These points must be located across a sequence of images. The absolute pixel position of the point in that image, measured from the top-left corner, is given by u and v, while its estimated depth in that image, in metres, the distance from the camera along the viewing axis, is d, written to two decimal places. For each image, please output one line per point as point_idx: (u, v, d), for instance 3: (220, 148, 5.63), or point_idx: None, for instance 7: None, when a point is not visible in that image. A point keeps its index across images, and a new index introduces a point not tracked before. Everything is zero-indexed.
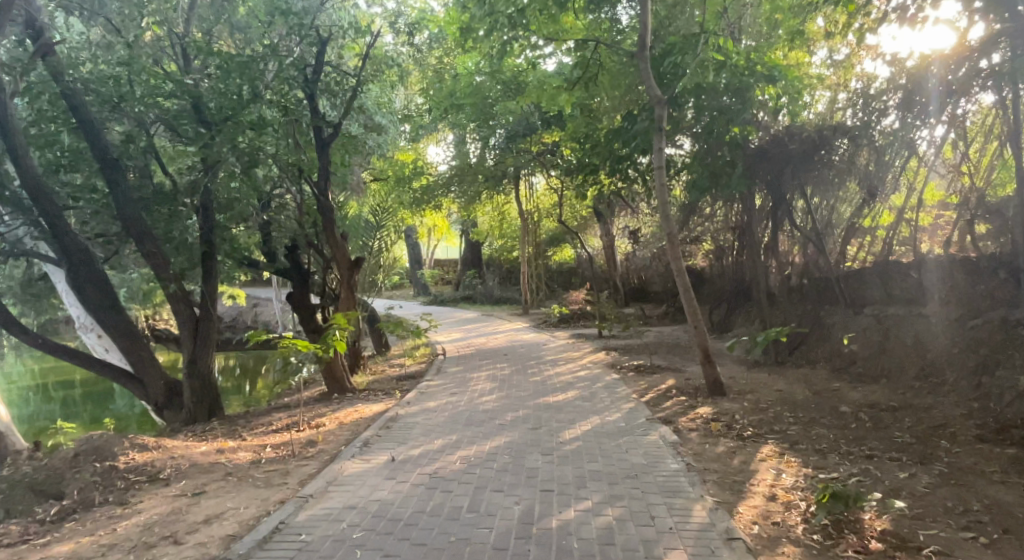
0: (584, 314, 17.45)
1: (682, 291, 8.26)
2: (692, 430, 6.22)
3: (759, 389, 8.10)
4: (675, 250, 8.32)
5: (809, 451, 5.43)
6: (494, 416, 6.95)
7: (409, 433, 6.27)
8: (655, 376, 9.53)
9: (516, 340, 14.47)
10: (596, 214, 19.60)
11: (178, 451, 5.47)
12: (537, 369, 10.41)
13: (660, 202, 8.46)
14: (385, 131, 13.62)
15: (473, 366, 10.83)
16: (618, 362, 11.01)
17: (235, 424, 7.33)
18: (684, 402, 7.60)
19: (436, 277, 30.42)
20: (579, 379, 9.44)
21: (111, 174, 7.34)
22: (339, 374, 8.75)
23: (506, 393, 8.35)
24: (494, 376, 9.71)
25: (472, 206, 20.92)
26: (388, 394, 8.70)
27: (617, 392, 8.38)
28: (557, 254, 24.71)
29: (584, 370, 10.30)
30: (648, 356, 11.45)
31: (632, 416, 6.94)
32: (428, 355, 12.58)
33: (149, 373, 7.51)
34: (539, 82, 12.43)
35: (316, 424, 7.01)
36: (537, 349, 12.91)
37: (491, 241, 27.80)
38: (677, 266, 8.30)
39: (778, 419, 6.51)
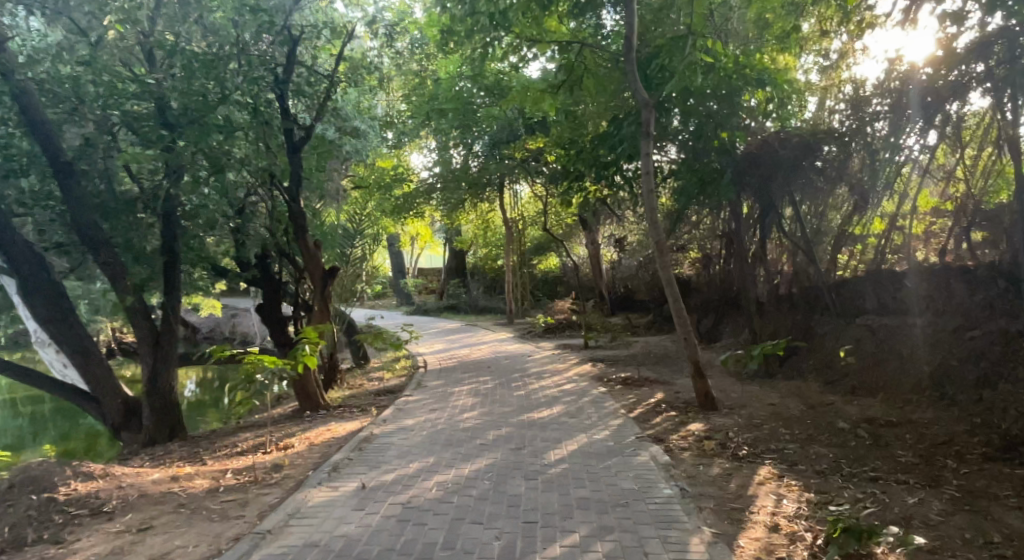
0: (569, 324, 17.11)
1: (670, 301, 7.93)
2: (684, 449, 5.86)
3: (751, 404, 7.77)
4: (662, 258, 8.00)
5: (811, 473, 5.08)
6: (475, 435, 6.54)
7: (383, 455, 5.85)
8: (644, 389, 9.18)
9: (500, 352, 14.07)
10: (581, 222, 19.33)
11: (127, 479, 5.00)
12: (521, 382, 10.01)
13: (646, 209, 8.15)
14: (365, 136, 13.23)
15: (455, 379, 10.42)
16: (605, 374, 10.65)
17: (197, 446, 6.86)
18: (675, 418, 7.25)
19: (420, 286, 29.99)
20: (565, 393, 9.05)
21: (65, 178, 6.87)
22: (311, 390, 8.30)
23: (488, 409, 7.95)
24: (476, 390, 9.30)
25: (456, 213, 20.57)
26: (364, 411, 8.27)
27: (604, 407, 8.01)
28: (543, 262, 24.40)
29: (570, 383, 9.93)
30: (636, 368, 11.09)
31: (621, 434, 6.57)
32: (408, 368, 12.15)
33: (104, 392, 7.03)
34: (522, 86, 12.15)
35: (284, 446, 6.57)
36: (521, 361, 12.51)
37: (475, 250, 27.45)
38: (664, 275, 7.97)
39: (774, 436, 6.17)
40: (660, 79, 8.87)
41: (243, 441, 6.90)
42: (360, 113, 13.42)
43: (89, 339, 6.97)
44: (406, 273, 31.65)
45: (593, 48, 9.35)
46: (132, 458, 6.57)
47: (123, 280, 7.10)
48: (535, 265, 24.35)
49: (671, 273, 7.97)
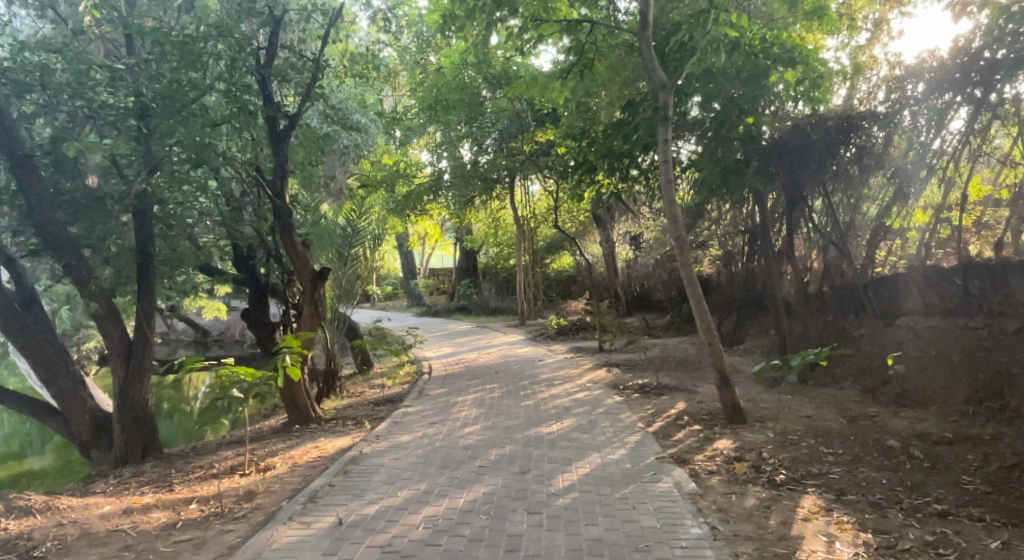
0: (583, 325, 16.38)
1: (692, 302, 7.18)
2: (712, 473, 5.11)
3: (785, 416, 6.99)
4: (684, 256, 7.23)
5: (864, 505, 4.32)
6: (475, 456, 5.85)
7: (369, 481, 5.17)
8: (663, 398, 8.44)
9: (510, 356, 13.37)
10: (595, 219, 18.61)
11: (72, 514, 4.38)
12: (530, 390, 9.31)
13: (665, 201, 7.38)
14: (366, 130, 12.63)
15: (460, 387, 9.73)
16: (621, 380, 9.91)
17: (171, 467, 6.25)
18: (699, 434, 6.50)
19: (431, 286, 29.41)
20: (577, 403, 8.33)
21: (24, 174, 6.23)
22: (301, 402, 7.65)
23: (492, 422, 7.25)
24: (481, 400, 8.62)
25: (465, 211, 19.96)
26: (358, 425, 7.60)
27: (621, 420, 7.28)
28: (556, 261, 23.69)
29: (584, 391, 9.21)
30: (655, 374, 10.34)
31: (639, 453, 5.84)
32: (412, 375, 11.50)
33: (72, 408, 6.45)
34: (531, 75, 11.49)
35: (265, 468, 5.94)
36: (532, 366, 11.80)
37: (487, 249, 26.82)
38: (685, 274, 7.22)
39: (815, 458, 5.40)
40: (680, 58, 8.09)
41: (221, 461, 6.28)
42: (359, 106, 12.81)
43: (56, 349, 6.39)
44: (417, 273, 31.09)
45: (606, 28, 8.60)
46: (98, 481, 5.97)
47: (91, 284, 6.50)
48: (548, 265, 23.66)
49: (692, 272, 7.22)
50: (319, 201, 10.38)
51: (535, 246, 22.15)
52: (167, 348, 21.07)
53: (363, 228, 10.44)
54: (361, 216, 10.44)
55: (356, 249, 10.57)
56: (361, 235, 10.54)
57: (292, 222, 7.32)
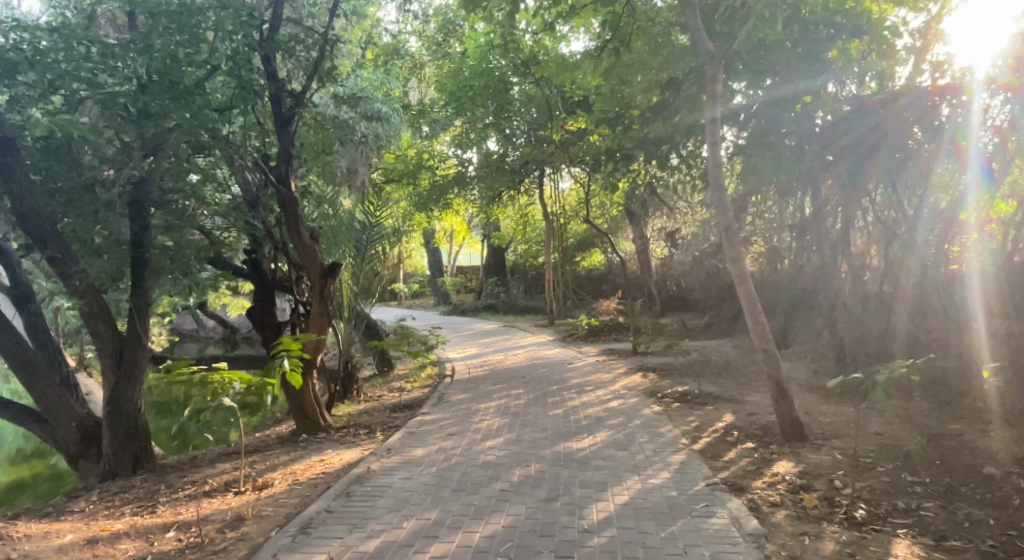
0: (616, 326, 15.55)
1: (744, 304, 6.34)
2: (776, 506, 4.31)
3: (851, 434, 6.11)
4: (734, 252, 6.41)
5: (974, 556, 3.49)
6: (496, 477, 5.12)
7: (373, 506, 4.49)
8: (707, 409, 7.61)
9: (538, 358, 12.62)
10: (628, 214, 17.77)
11: (28, 545, 3.79)
12: (560, 398, 8.56)
13: (713, 190, 6.55)
14: (387, 119, 12.02)
15: (483, 393, 9.02)
16: (658, 387, 9.10)
17: (163, 481, 5.66)
18: (753, 454, 5.68)
19: (458, 285, 28.86)
20: (612, 413, 7.56)
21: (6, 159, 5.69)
22: (309, 408, 7.00)
23: (518, 434, 6.53)
24: (506, 408, 7.91)
25: (492, 206, 19.29)
26: (370, 435, 6.93)
27: (661, 434, 6.50)
28: (587, 259, 22.90)
29: (618, 399, 8.43)
30: (696, 381, 9.50)
31: (686, 477, 5.05)
32: (434, 378, 10.86)
33: (58, 416, 5.95)
34: (561, 59, 10.75)
35: (262, 485, 5.32)
36: (561, 370, 11.06)
37: (515, 246, 26.12)
38: (736, 273, 6.40)
39: (898, 489, 4.56)
40: (729, 29, 7.24)
41: (217, 474, 5.68)
42: (378, 94, 12.21)
43: (40, 351, 5.90)
44: (444, 271, 30.57)
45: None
46: (82, 497, 5.42)
47: (79, 280, 5.96)
48: (578, 262, 22.87)
49: (746, 269, 6.36)
50: (336, 192, 9.75)
51: (565, 243, 21.37)
52: (195, 345, 20.94)
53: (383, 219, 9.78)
54: (380, 210, 9.79)
55: (376, 244, 9.87)
56: (382, 227, 9.91)
57: (299, 212, 6.62)
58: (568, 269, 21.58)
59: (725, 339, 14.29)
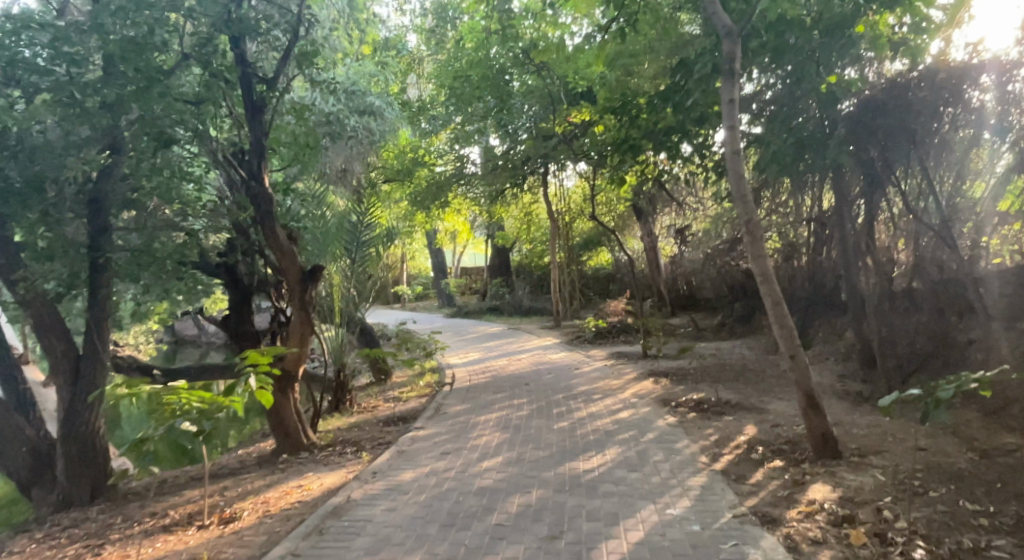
0: (625, 328, 14.90)
1: (768, 305, 5.70)
2: (818, 546, 3.66)
3: (892, 452, 5.45)
4: (756, 248, 5.76)
5: None
6: (492, 507, 4.49)
7: (346, 549, 3.87)
8: (727, 421, 6.95)
9: (543, 363, 11.98)
10: (636, 212, 17.12)
11: None
12: (566, 408, 7.92)
13: (731, 179, 5.91)
14: (381, 114, 11.43)
15: (484, 403, 8.40)
16: (672, 395, 8.45)
17: (121, 512, 5.06)
18: (783, 476, 5.03)
19: (463, 286, 28.28)
20: (622, 426, 6.91)
21: None
22: (291, 425, 6.39)
23: (519, 453, 5.90)
24: (506, 421, 7.28)
25: (495, 204, 18.66)
26: (357, 454, 6.31)
27: (678, 451, 5.85)
28: (593, 258, 22.26)
29: (629, 409, 7.79)
30: (713, 387, 8.85)
31: (709, 506, 4.40)
32: (432, 387, 10.24)
33: (5, 441, 5.41)
34: (563, 45, 10.12)
35: (229, 518, 4.71)
36: (567, 376, 10.41)
37: (520, 246, 25.52)
38: (758, 269, 5.76)
39: (961, 521, 3.90)
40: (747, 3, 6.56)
41: (181, 504, 5.07)
42: (371, 88, 11.64)
43: None
44: (448, 272, 29.98)
45: None
46: (28, 533, 4.83)
47: (27, 289, 5.35)
48: (584, 262, 22.23)
49: (770, 266, 5.72)
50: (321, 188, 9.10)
51: (570, 242, 20.74)
52: (194, 350, 20.43)
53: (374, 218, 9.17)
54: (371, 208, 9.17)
55: (368, 246, 9.23)
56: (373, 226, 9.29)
57: (274, 211, 5.97)
58: (574, 269, 20.95)
59: (740, 341, 13.59)
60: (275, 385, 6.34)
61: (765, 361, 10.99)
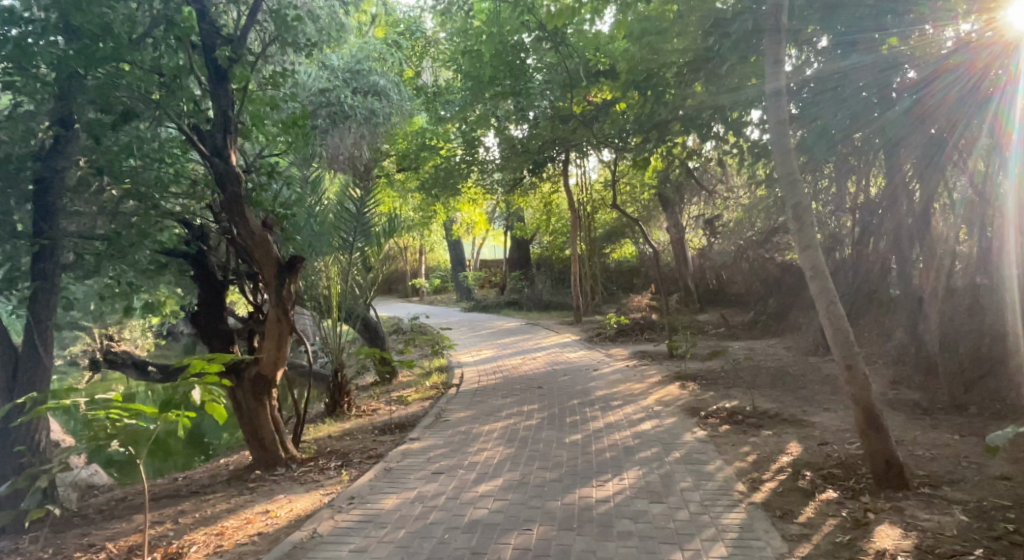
0: (649, 325, 13.97)
1: (819, 303, 4.81)
2: None
3: (972, 484, 4.51)
4: (804, 235, 4.86)
5: None
6: (483, 550, 3.69)
7: None
8: (766, 438, 6.05)
9: (560, 363, 11.13)
10: (662, 201, 16.14)
11: None
12: (581, 417, 7.07)
13: (775, 154, 5.00)
14: (387, 94, 10.69)
15: (491, 409, 7.60)
16: (701, 403, 7.56)
17: (56, 542, 4.36)
18: (840, 514, 4.13)
19: (482, 279, 27.53)
20: (644, 441, 6.04)
21: None
22: (266, 437, 5.63)
23: (523, 474, 5.09)
24: (513, 432, 6.46)
25: (512, 193, 17.82)
26: (340, 472, 5.54)
27: (709, 475, 4.98)
28: (616, 251, 21.31)
29: (652, 419, 6.94)
30: (746, 395, 7.93)
31: (751, 555, 3.53)
32: (438, 388, 9.49)
33: None
34: (583, 15, 9.22)
35: (174, 554, 3.96)
36: (584, 378, 9.55)
37: (541, 238, 24.65)
38: (806, 260, 4.86)
39: None
40: None
41: (125, 534, 4.35)
42: (378, 67, 10.89)
43: None
44: (467, 265, 29.23)
45: None
46: None
47: None
48: (607, 255, 21.33)
49: (821, 256, 4.83)
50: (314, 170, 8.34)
51: (592, 234, 19.87)
52: None
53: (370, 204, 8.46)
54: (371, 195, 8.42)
55: (369, 240, 8.47)
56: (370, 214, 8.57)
57: (241, 192, 5.18)
58: (596, 262, 20.05)
59: (774, 341, 12.60)
60: (249, 391, 5.62)
61: (804, 364, 10.01)
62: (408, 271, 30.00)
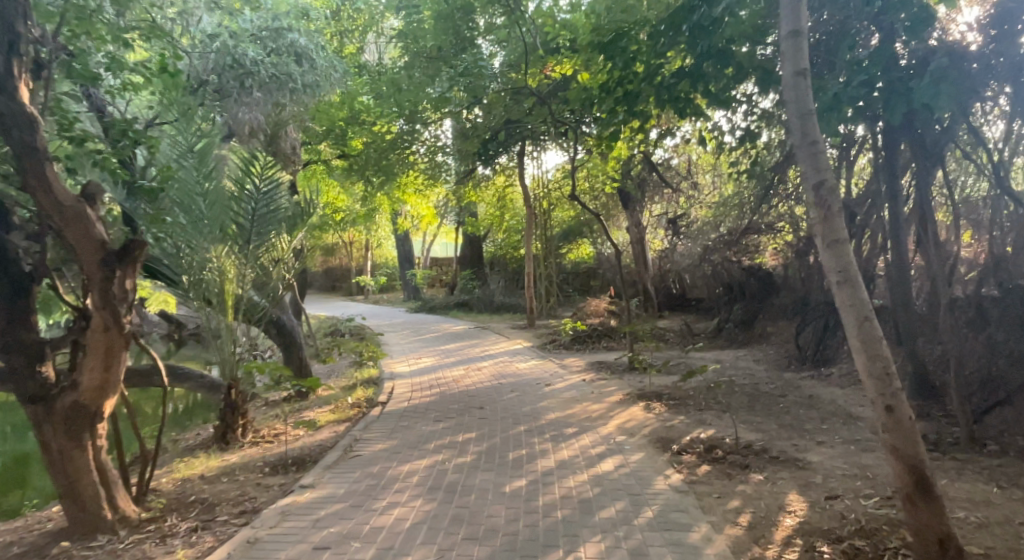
0: (607, 331, 12.72)
1: (848, 320, 3.54)
2: None
3: None
4: (829, 228, 3.58)
5: None
6: None
7: None
8: (759, 488, 4.76)
9: (506, 376, 9.71)
10: (623, 197, 14.95)
11: None
12: (527, 453, 5.67)
13: (791, 117, 3.72)
14: (312, 59, 9.12)
15: (416, 440, 6.12)
16: (672, 434, 6.27)
17: None
18: None
19: (431, 277, 25.93)
20: (606, 490, 4.66)
21: None
22: (86, 494, 4.04)
23: (439, 551, 3.63)
24: (438, 476, 5.01)
25: (463, 184, 16.39)
26: (190, 542, 3.99)
27: (695, 552, 3.62)
28: (573, 250, 20.09)
29: (615, 455, 5.59)
30: (724, 422, 6.68)
31: None
32: (359, 407, 7.97)
33: None
34: None
35: None
36: (535, 396, 8.15)
37: (494, 236, 23.24)
38: (827, 261, 3.60)
39: None
40: None
41: None
42: (300, 27, 9.34)
43: None
44: (417, 262, 27.61)
45: None
46: None
47: None
48: (562, 255, 20.07)
49: (853, 256, 3.57)
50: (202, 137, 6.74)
51: (548, 232, 18.61)
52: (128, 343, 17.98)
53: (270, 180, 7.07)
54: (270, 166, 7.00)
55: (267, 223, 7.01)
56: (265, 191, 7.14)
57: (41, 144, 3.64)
58: (552, 262, 18.77)
59: (743, 352, 11.49)
60: (61, 428, 4.01)
61: (781, 381, 8.86)
62: (353, 267, 28.18)
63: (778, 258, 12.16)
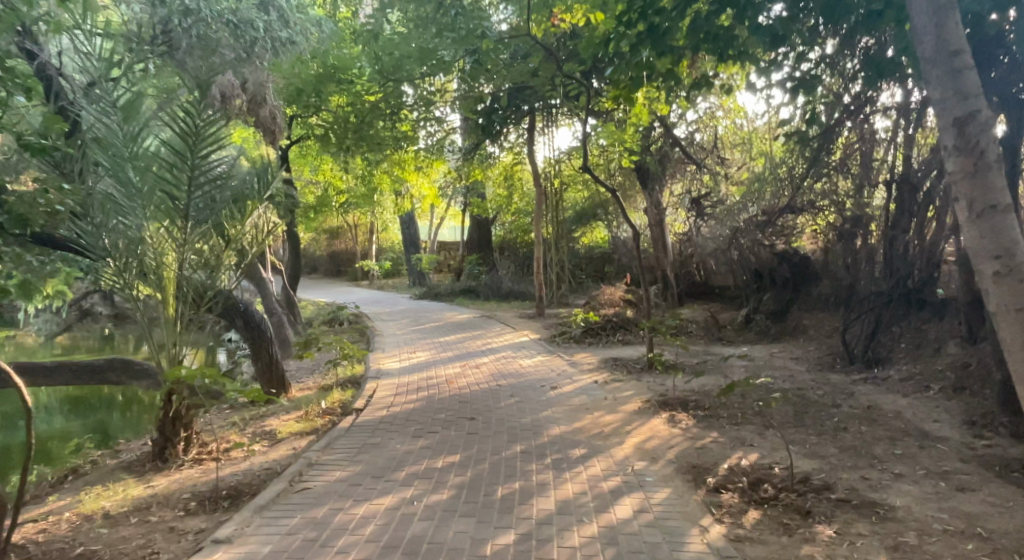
0: (623, 323, 11.43)
1: (1006, 315, 2.99)
2: None
3: None
4: (983, 191, 3.00)
5: None
6: None
7: None
8: (832, 551, 3.47)
9: (508, 376, 8.43)
10: (641, 175, 13.65)
11: None
12: (522, 486, 4.45)
13: (932, 61, 3.13)
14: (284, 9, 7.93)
15: (388, 465, 4.92)
16: (708, 461, 4.97)
17: None
18: None
19: (438, 263, 24.77)
20: (623, 554, 3.41)
21: None
22: None
23: None
24: (400, 527, 3.77)
25: (469, 162, 15.17)
26: None
27: None
28: (586, 234, 18.83)
29: (634, 493, 4.33)
30: (770, 442, 5.39)
31: None
32: (330, 416, 6.74)
33: None
34: None
35: None
36: (537, 403, 6.88)
37: (504, 219, 21.98)
38: (981, 234, 3.02)
39: None
40: None
41: None
42: None
43: None
44: (424, 247, 26.45)
45: None
46: None
47: None
48: (576, 239, 18.81)
49: (1017, 228, 2.97)
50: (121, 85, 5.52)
51: (559, 214, 17.30)
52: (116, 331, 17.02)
53: (212, 144, 5.59)
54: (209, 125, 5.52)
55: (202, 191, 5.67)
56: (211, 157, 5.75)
57: None
58: (564, 246, 17.50)
59: (777, 348, 10.15)
60: None
61: (829, 386, 7.51)
62: (358, 252, 27.12)
63: (817, 241, 10.81)
